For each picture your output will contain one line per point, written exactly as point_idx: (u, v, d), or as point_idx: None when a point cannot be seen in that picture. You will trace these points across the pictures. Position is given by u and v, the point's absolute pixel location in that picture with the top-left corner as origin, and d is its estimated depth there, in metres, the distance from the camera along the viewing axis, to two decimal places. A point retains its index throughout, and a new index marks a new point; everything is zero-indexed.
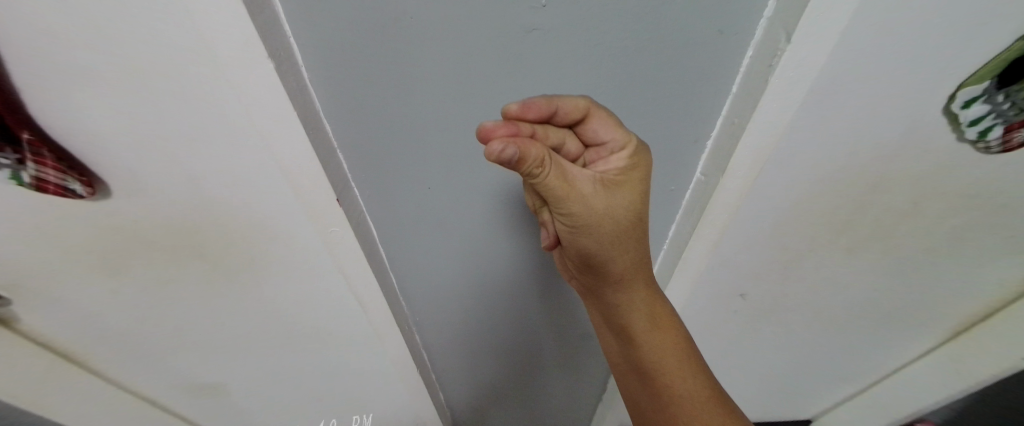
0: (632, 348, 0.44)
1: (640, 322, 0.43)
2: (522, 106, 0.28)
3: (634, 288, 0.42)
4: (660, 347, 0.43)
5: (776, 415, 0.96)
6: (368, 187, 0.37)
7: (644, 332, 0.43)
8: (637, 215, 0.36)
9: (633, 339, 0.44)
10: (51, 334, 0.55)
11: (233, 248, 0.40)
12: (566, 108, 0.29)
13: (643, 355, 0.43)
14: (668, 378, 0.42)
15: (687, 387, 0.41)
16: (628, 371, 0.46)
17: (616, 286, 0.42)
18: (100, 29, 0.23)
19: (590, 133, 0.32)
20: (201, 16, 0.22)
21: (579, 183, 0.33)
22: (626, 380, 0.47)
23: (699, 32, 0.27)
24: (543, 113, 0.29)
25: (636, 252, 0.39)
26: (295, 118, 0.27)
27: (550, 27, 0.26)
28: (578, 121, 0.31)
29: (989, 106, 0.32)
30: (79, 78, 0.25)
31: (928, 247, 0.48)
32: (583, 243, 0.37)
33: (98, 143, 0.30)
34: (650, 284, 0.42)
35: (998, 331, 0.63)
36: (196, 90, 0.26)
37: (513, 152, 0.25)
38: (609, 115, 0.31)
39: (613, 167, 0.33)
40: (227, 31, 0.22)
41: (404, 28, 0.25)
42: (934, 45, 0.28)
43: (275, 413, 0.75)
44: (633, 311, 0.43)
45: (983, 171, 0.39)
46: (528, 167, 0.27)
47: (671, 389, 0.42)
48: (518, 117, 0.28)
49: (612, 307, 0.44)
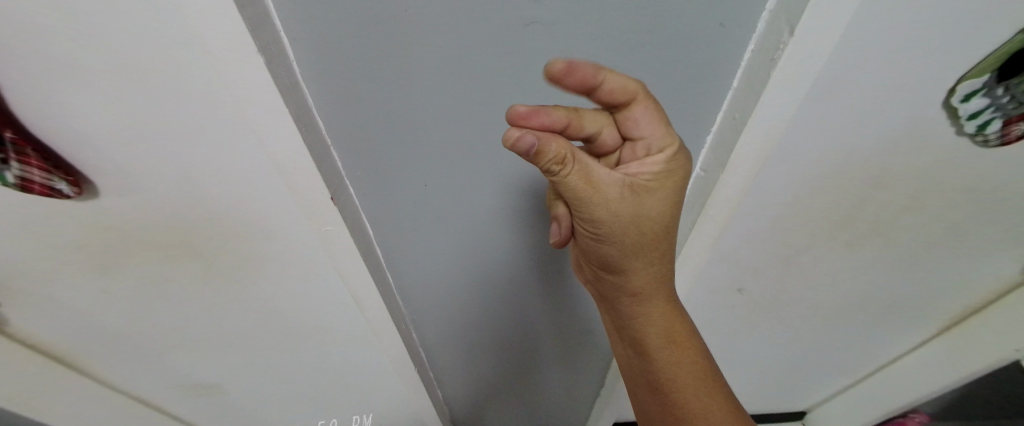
0: (646, 360, 0.43)
1: (657, 338, 0.42)
2: (569, 66, 0.24)
3: (653, 302, 0.41)
4: (673, 362, 0.42)
5: (773, 407, 0.97)
6: (365, 184, 0.36)
7: (658, 346, 0.42)
8: (664, 227, 0.36)
9: (648, 352, 0.43)
10: (41, 335, 0.54)
11: (227, 247, 0.40)
12: (614, 85, 0.27)
13: (657, 370, 0.43)
14: (680, 392, 0.41)
15: (704, 407, 0.40)
16: (639, 383, 0.45)
17: (634, 300, 0.42)
18: (83, 26, 0.22)
19: (631, 122, 0.31)
20: (188, 10, 0.21)
21: (605, 186, 0.33)
22: (637, 392, 0.46)
23: (700, 23, 0.26)
24: (589, 81, 0.25)
25: (660, 266, 0.39)
26: (287, 114, 0.26)
27: (549, 20, 0.25)
28: (622, 107, 0.30)
29: (989, 99, 0.32)
30: (64, 75, 0.25)
31: (926, 241, 0.48)
32: (604, 251, 0.38)
33: (86, 141, 0.29)
34: (668, 299, 0.42)
35: (992, 323, 0.63)
36: (185, 87, 0.25)
37: (531, 141, 0.26)
38: (655, 105, 0.30)
39: (646, 171, 0.33)
40: (216, 25, 0.21)
41: (398, 22, 0.24)
42: (934, 39, 0.28)
43: (273, 411, 0.74)
44: (649, 323, 0.42)
45: (981, 164, 0.39)
46: (546, 161, 0.28)
47: (686, 407, 0.41)
48: (559, 79, 0.25)
49: (627, 317, 0.43)
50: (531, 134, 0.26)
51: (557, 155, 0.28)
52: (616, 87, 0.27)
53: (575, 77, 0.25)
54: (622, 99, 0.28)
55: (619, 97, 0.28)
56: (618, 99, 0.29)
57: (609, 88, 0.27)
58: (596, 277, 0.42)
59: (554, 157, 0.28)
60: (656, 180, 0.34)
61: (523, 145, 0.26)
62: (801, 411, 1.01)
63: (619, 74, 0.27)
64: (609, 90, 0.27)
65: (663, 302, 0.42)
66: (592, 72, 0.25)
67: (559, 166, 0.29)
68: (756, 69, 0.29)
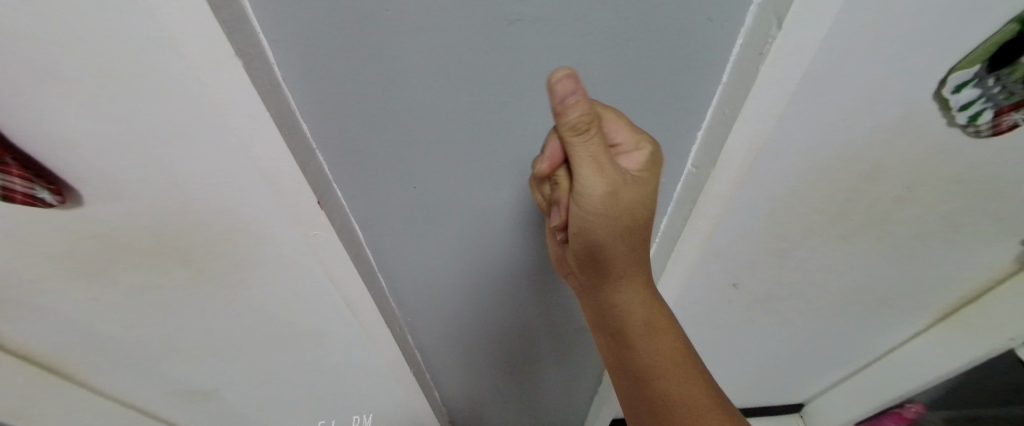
0: (628, 349, 0.43)
1: (639, 327, 0.42)
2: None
3: (632, 287, 0.41)
4: (657, 350, 0.41)
5: (771, 400, 0.98)
6: (355, 188, 0.36)
7: (640, 335, 0.42)
8: (645, 215, 0.35)
9: (628, 340, 0.42)
10: (30, 345, 0.53)
11: (216, 252, 0.40)
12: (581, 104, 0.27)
13: (638, 358, 0.42)
14: (661, 381, 0.40)
15: (685, 395, 0.39)
16: (622, 375, 0.44)
17: (614, 285, 0.41)
18: (53, 29, 0.21)
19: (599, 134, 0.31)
20: (160, 14, 0.20)
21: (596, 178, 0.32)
22: (621, 385, 0.45)
23: (688, 18, 0.26)
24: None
25: (635, 252, 0.39)
26: (268, 117, 0.25)
27: (534, 18, 0.25)
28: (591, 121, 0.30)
29: (979, 90, 0.32)
30: (38, 82, 0.24)
31: (919, 232, 0.49)
32: (583, 238, 0.37)
33: (65, 148, 0.29)
34: (648, 286, 0.42)
35: (986, 312, 0.64)
36: (162, 92, 0.25)
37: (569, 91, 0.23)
38: (618, 112, 0.30)
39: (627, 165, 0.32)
40: (191, 28, 0.21)
41: (381, 21, 0.24)
42: (924, 29, 0.28)
43: (270, 415, 0.74)
44: (630, 310, 0.42)
45: (974, 155, 0.39)
46: (573, 123, 0.24)
47: (666, 396, 0.40)
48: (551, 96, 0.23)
49: (607, 306, 0.43)
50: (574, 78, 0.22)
51: (579, 120, 0.24)
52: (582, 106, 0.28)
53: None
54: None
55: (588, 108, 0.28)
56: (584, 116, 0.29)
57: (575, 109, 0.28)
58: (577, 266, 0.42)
59: (577, 123, 0.24)
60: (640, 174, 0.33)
61: (562, 90, 0.22)
62: (799, 404, 1.02)
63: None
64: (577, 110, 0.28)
65: (643, 288, 0.42)
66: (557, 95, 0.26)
67: (581, 135, 0.25)
68: (745, 64, 0.29)
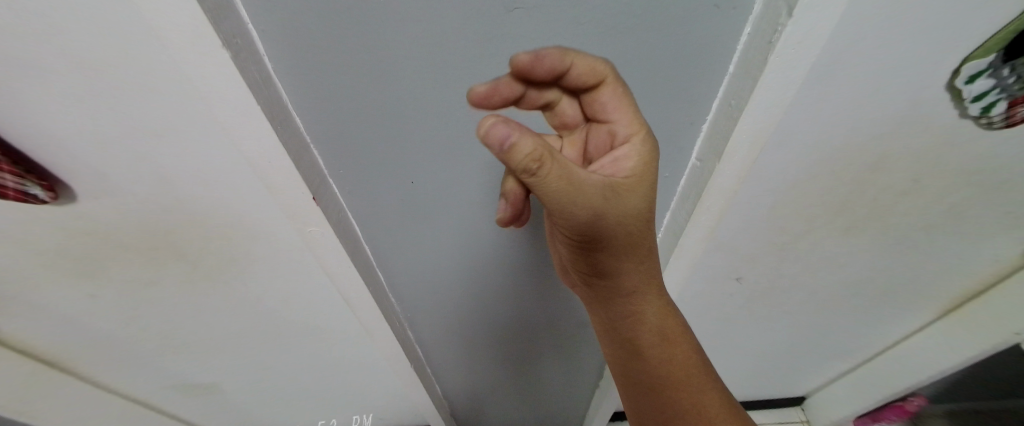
0: (641, 360, 0.42)
1: (654, 340, 0.42)
2: (533, 58, 0.26)
3: (649, 298, 0.40)
4: (671, 361, 0.41)
5: (772, 393, 0.99)
6: (352, 181, 0.36)
7: (655, 346, 0.42)
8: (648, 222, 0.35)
9: (642, 352, 0.42)
10: (31, 341, 0.54)
11: (212, 248, 0.39)
12: (584, 67, 0.29)
13: (651, 369, 0.42)
14: (677, 393, 0.41)
15: (700, 404, 0.41)
16: (632, 383, 0.44)
17: (630, 298, 0.40)
18: (36, 21, 0.21)
19: (600, 103, 0.32)
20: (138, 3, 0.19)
21: (590, 187, 0.31)
22: (630, 391, 0.45)
23: (693, 5, 0.25)
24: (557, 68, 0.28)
25: (648, 262, 0.39)
26: (260, 112, 0.25)
27: (533, 5, 0.24)
28: (593, 85, 0.31)
29: (994, 80, 0.31)
30: (22, 77, 0.24)
31: (926, 225, 0.48)
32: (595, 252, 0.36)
33: (53, 145, 0.28)
34: (662, 296, 0.41)
35: (993, 306, 0.64)
36: (150, 85, 0.24)
37: (503, 132, 0.25)
38: (625, 90, 0.31)
39: (622, 169, 0.33)
40: (171, 21, 0.19)
41: (373, 8, 0.23)
42: (939, 17, 0.27)
43: (273, 410, 0.75)
44: (644, 322, 0.41)
45: (986, 147, 0.38)
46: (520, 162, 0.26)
47: (682, 406, 0.41)
48: (528, 68, 0.27)
49: (621, 318, 0.42)
50: (504, 124, 0.25)
51: (528, 157, 0.26)
52: (583, 70, 0.29)
53: (543, 66, 0.27)
54: (591, 81, 0.30)
55: (590, 75, 0.29)
56: (587, 80, 0.30)
57: (576, 74, 0.29)
58: (587, 278, 0.40)
59: (528, 161, 0.26)
60: (633, 177, 0.33)
61: (494, 138, 0.25)
62: (800, 396, 1.03)
63: (588, 57, 0.28)
64: (577, 74, 0.29)
65: (658, 299, 0.41)
66: (559, 59, 0.27)
67: (537, 170, 0.27)
68: (752, 54, 0.28)
